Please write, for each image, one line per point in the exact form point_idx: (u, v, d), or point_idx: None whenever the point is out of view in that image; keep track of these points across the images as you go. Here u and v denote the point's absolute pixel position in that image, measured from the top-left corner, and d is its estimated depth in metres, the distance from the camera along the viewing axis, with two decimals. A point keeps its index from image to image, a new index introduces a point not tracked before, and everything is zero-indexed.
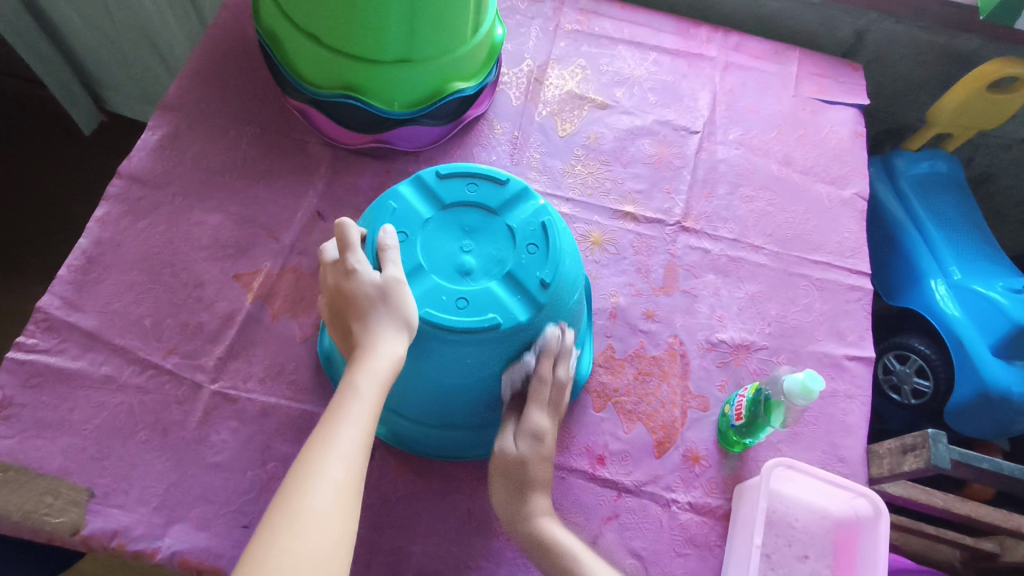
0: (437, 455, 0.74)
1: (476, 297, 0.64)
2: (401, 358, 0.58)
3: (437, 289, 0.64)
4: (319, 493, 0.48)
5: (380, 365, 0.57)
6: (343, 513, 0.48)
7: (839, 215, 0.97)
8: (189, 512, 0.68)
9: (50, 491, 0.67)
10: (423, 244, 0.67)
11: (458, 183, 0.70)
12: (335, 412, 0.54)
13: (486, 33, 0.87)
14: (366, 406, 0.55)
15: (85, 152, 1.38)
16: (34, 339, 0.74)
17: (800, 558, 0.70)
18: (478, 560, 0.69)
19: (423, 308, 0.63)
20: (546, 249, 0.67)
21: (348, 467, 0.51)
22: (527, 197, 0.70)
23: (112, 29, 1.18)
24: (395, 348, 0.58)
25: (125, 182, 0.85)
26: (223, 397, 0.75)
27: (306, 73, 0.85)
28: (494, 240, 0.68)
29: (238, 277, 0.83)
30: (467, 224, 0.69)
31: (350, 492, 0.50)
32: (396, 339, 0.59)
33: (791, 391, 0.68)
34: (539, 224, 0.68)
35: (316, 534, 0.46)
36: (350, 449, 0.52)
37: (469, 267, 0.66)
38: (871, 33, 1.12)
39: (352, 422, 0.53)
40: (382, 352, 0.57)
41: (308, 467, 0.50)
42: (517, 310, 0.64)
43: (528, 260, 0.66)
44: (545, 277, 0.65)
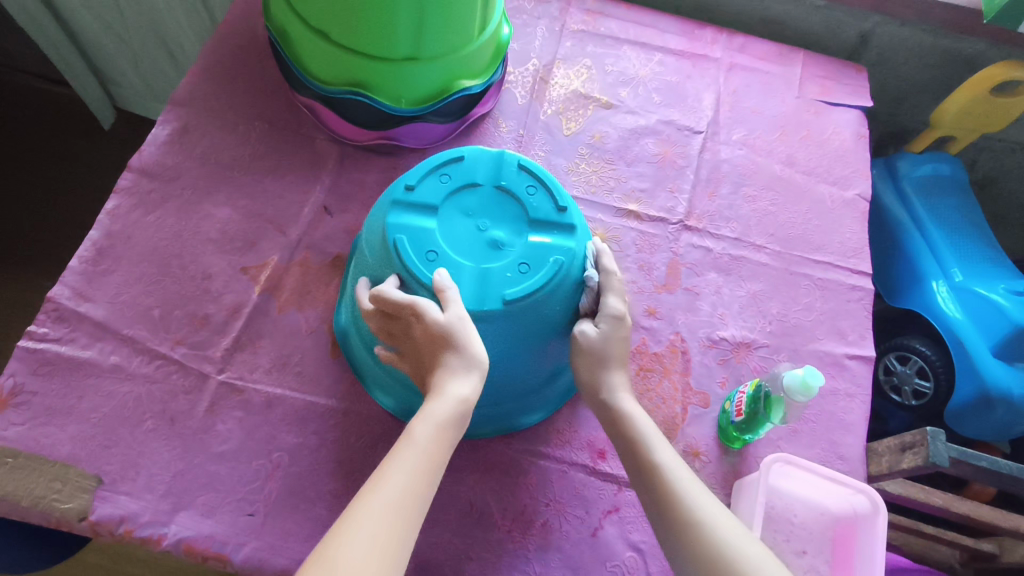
0: None
1: (530, 255, 0.66)
2: (468, 399, 0.59)
3: (498, 270, 0.65)
4: (361, 538, 0.49)
5: (441, 409, 0.58)
6: (386, 559, 0.49)
7: (841, 216, 0.97)
8: (195, 500, 0.69)
9: (59, 477, 0.68)
10: (455, 248, 0.66)
11: (429, 180, 0.69)
12: (386, 463, 0.55)
13: (493, 31, 0.88)
14: (415, 457, 0.55)
15: (97, 146, 1.40)
16: (46, 328, 0.75)
17: (797, 553, 0.70)
18: (480, 552, 0.70)
19: (500, 293, 0.64)
20: (543, 182, 0.70)
21: (396, 513, 0.51)
22: (490, 155, 0.71)
23: (122, 27, 1.19)
24: (461, 391, 0.59)
25: (135, 176, 0.87)
26: (229, 388, 0.76)
27: (315, 70, 0.86)
28: (496, 205, 0.69)
29: (245, 270, 0.84)
30: (467, 207, 0.68)
31: (396, 541, 0.50)
32: (462, 382, 0.59)
33: (791, 387, 0.69)
34: (520, 167, 0.70)
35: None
36: (401, 490, 0.53)
37: (505, 238, 0.67)
38: (875, 36, 1.13)
39: (400, 472, 0.54)
40: (447, 394, 0.58)
41: (354, 514, 0.51)
42: (563, 243, 0.67)
43: (536, 200, 0.69)
44: (557, 203, 0.69)
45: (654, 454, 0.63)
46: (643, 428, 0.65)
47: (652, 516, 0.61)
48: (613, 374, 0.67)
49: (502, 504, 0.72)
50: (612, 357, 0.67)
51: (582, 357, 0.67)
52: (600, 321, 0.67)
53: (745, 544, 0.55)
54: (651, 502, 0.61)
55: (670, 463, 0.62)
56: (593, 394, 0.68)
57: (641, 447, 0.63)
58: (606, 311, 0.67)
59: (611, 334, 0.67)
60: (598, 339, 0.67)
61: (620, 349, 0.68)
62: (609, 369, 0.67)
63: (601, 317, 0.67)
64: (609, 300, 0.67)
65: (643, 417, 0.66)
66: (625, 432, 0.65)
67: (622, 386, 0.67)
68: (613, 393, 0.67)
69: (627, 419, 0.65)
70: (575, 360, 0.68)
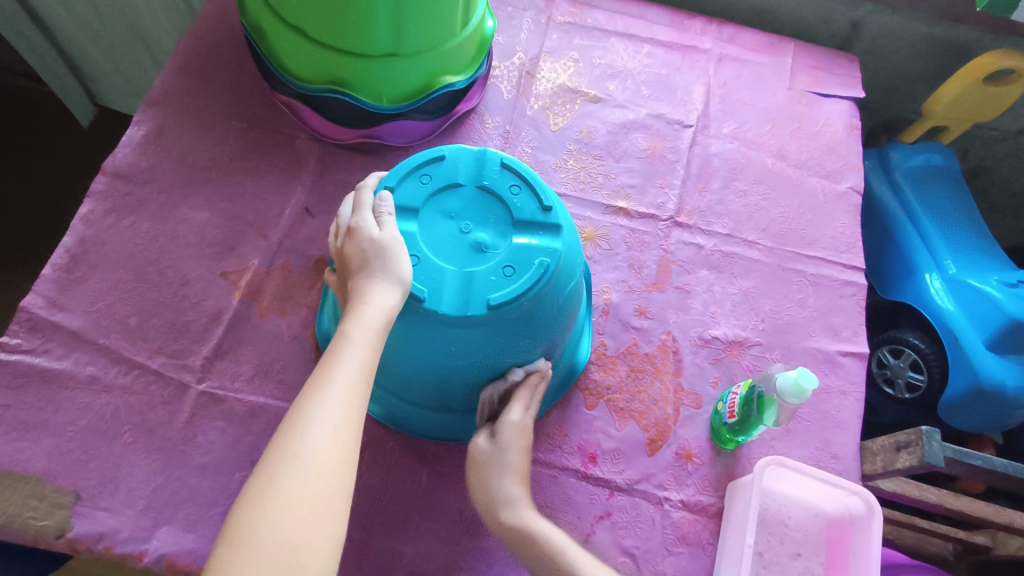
0: (430, 436, 0.74)
1: (515, 258, 0.63)
2: (394, 310, 0.56)
3: (481, 272, 0.62)
4: (314, 438, 0.46)
5: (372, 313, 0.54)
6: (341, 457, 0.47)
7: (833, 210, 0.96)
8: (176, 514, 0.67)
9: (35, 493, 0.66)
10: (436, 250, 0.63)
11: (410, 181, 0.67)
12: (329, 359, 0.52)
13: (476, 26, 0.86)
14: (361, 352, 0.52)
15: (74, 145, 1.36)
16: (19, 339, 0.72)
17: (792, 556, 0.69)
18: (468, 561, 0.68)
19: (484, 297, 0.61)
20: (528, 182, 0.67)
21: (346, 411, 0.49)
22: (474, 154, 0.69)
23: (96, 22, 1.15)
24: (387, 300, 0.56)
25: (110, 179, 0.84)
26: (210, 397, 0.74)
27: (291, 67, 0.84)
28: (479, 207, 0.67)
29: (224, 275, 0.81)
30: (449, 209, 0.66)
31: (348, 437, 0.48)
32: (389, 292, 0.56)
33: (784, 389, 0.67)
34: (504, 167, 0.68)
35: (312, 476, 0.45)
36: (347, 392, 0.49)
37: (488, 241, 0.64)
38: (867, 25, 1.11)
39: (347, 364, 0.51)
40: (373, 303, 0.55)
41: (303, 409, 0.48)
42: (549, 244, 0.65)
43: (521, 201, 0.67)
44: (543, 202, 0.67)
45: (579, 570, 0.61)
46: (560, 544, 0.63)
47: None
48: (509, 487, 0.65)
49: None
50: (509, 466, 0.66)
51: (476, 472, 0.67)
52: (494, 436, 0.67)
53: None
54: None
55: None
56: (500, 514, 0.64)
57: (563, 565, 0.61)
58: (505, 422, 0.67)
59: (506, 442, 0.67)
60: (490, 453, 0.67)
61: (519, 459, 0.67)
62: (506, 480, 0.66)
63: (499, 429, 0.67)
64: (509, 414, 0.67)
65: (554, 531, 0.64)
66: (539, 551, 0.62)
67: (523, 501, 0.65)
68: (517, 510, 0.65)
69: (538, 539, 0.63)
70: (470, 475, 0.68)
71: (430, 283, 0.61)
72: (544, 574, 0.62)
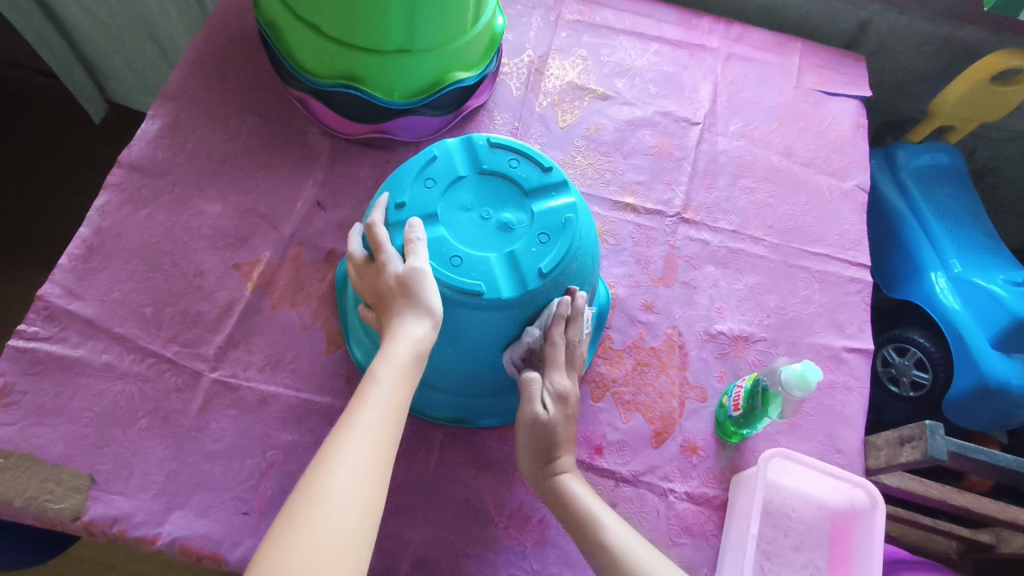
0: (444, 418, 0.75)
1: (546, 224, 0.67)
2: (424, 343, 0.59)
3: (521, 248, 0.65)
4: (340, 475, 0.48)
5: (401, 350, 0.57)
6: (367, 495, 0.48)
7: (840, 208, 0.97)
8: (189, 499, 0.68)
9: (51, 477, 0.67)
10: (472, 244, 0.66)
11: (416, 188, 0.68)
12: (358, 401, 0.54)
13: (486, 22, 0.87)
14: (389, 391, 0.55)
15: (87, 141, 1.38)
16: (36, 327, 0.74)
17: (795, 548, 0.70)
18: (475, 548, 0.69)
19: (535, 268, 0.65)
20: (523, 152, 0.71)
21: (369, 450, 0.50)
22: (468, 145, 0.71)
23: (111, 20, 1.17)
24: (416, 335, 0.58)
25: (125, 171, 0.86)
26: (223, 386, 0.75)
27: (305, 62, 0.85)
28: (489, 191, 0.69)
29: (237, 266, 0.83)
30: (464, 202, 0.68)
31: (374, 476, 0.49)
32: (418, 327, 0.59)
33: (788, 382, 0.68)
34: (497, 147, 0.71)
35: (336, 512, 0.46)
36: (371, 431, 0.51)
37: (515, 219, 0.67)
38: (874, 24, 1.11)
39: (373, 406, 0.53)
40: (403, 339, 0.58)
41: (329, 451, 0.50)
42: (565, 198, 0.69)
43: (525, 172, 0.70)
44: (545, 164, 0.70)
45: (604, 531, 0.62)
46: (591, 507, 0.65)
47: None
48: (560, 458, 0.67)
49: (497, 501, 0.72)
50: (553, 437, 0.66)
51: (529, 440, 0.67)
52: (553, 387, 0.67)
53: None
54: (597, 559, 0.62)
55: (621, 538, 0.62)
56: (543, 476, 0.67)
57: (596, 530, 0.63)
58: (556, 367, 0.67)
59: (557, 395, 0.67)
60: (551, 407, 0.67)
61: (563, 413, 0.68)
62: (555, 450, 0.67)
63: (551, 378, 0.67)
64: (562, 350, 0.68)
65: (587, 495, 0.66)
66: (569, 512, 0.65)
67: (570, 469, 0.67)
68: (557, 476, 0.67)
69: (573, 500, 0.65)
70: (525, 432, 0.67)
71: (483, 275, 0.64)
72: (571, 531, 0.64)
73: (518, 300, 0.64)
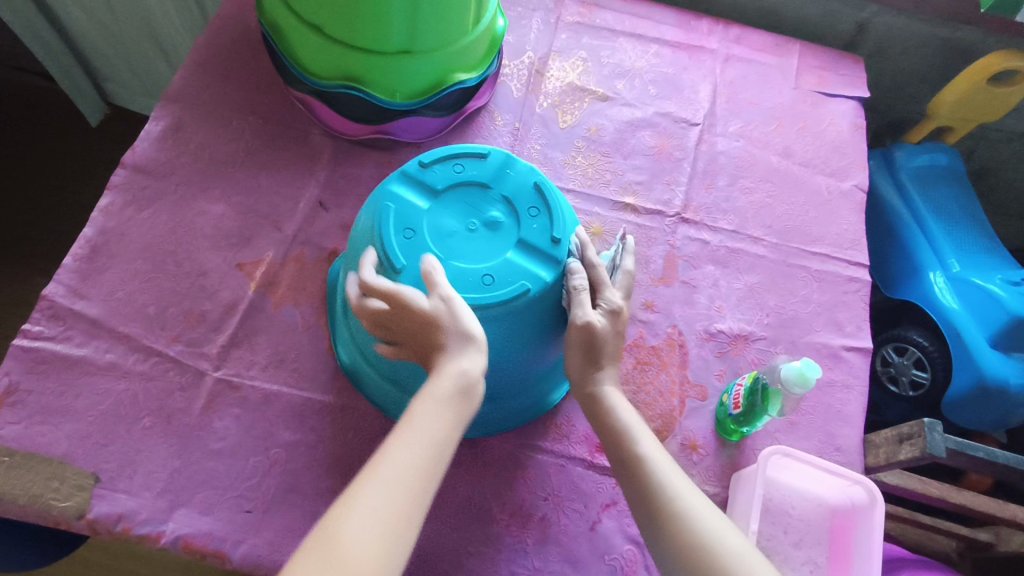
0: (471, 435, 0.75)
1: (525, 201, 0.69)
2: (478, 373, 0.58)
3: (524, 231, 0.67)
4: (404, 461, 0.52)
5: (451, 381, 0.57)
6: (394, 543, 0.48)
7: (839, 207, 0.97)
8: (193, 497, 0.69)
9: (56, 475, 0.68)
10: (484, 252, 0.66)
11: (399, 243, 0.64)
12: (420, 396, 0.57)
13: (487, 24, 0.88)
14: (427, 429, 0.55)
15: (89, 143, 1.39)
16: (41, 326, 0.75)
17: (795, 544, 0.70)
18: (478, 546, 0.70)
19: (548, 239, 0.67)
20: (456, 156, 0.71)
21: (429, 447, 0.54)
22: (408, 177, 0.69)
23: (113, 23, 1.18)
24: (468, 368, 0.58)
25: (129, 172, 0.86)
26: (226, 385, 0.76)
27: (307, 63, 0.86)
28: (459, 203, 0.69)
29: (240, 266, 0.83)
30: (448, 226, 0.67)
31: (430, 471, 0.53)
32: (470, 361, 0.58)
33: (788, 379, 0.69)
34: (433, 163, 0.70)
35: (358, 557, 0.47)
36: (433, 431, 0.55)
37: (501, 212, 0.68)
38: (872, 26, 1.12)
39: (409, 445, 0.53)
40: (454, 374, 0.57)
41: (361, 488, 0.50)
42: (523, 172, 0.71)
43: (469, 171, 0.70)
44: (481, 154, 0.71)
45: (641, 447, 0.62)
46: (627, 420, 0.64)
47: (632, 503, 0.60)
48: (604, 372, 0.66)
49: (499, 499, 0.72)
50: (607, 353, 0.66)
51: (579, 344, 0.65)
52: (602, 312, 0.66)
53: (710, 519, 0.56)
54: (628, 479, 0.61)
55: (656, 457, 0.61)
56: (585, 387, 0.66)
57: (629, 440, 0.62)
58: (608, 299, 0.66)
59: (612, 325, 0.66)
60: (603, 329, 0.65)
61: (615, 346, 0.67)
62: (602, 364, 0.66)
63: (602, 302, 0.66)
64: (605, 294, 0.66)
65: (627, 409, 0.65)
66: (607, 426, 0.64)
67: (612, 380, 0.66)
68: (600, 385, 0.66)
69: (610, 412, 0.64)
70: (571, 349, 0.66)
71: (518, 275, 0.65)
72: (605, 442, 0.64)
73: (554, 282, 0.66)
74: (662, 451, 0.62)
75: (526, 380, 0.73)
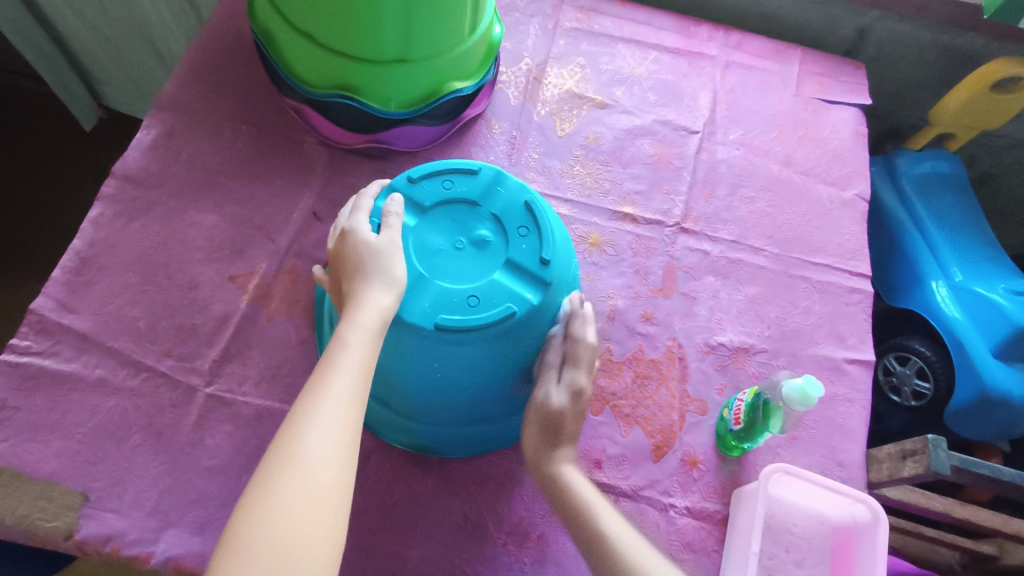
0: (462, 454, 0.74)
1: (515, 220, 0.68)
2: (388, 311, 0.57)
3: (513, 251, 0.66)
4: (314, 437, 0.47)
5: (368, 317, 0.56)
6: (343, 463, 0.47)
7: (840, 217, 0.96)
8: (183, 517, 0.68)
9: (44, 495, 0.66)
10: (469, 272, 0.64)
11: None
12: (326, 363, 0.52)
13: (484, 31, 0.86)
14: (357, 352, 0.53)
15: (83, 148, 1.38)
16: (29, 341, 0.73)
17: (797, 564, 0.69)
18: (474, 566, 0.68)
19: (536, 259, 0.65)
20: (446, 171, 0.69)
21: (343, 414, 0.49)
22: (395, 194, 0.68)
23: (107, 27, 1.16)
24: (381, 303, 0.57)
25: (119, 182, 0.85)
26: (218, 401, 0.74)
27: (301, 72, 0.84)
28: (448, 219, 0.67)
29: (233, 278, 0.82)
30: (434, 244, 0.65)
31: (346, 441, 0.48)
32: (383, 296, 0.58)
33: (790, 397, 0.67)
34: (422, 177, 0.69)
35: (312, 477, 0.45)
36: (346, 398, 0.50)
37: (489, 230, 0.67)
38: (873, 32, 1.11)
39: (344, 369, 0.52)
40: (368, 308, 0.56)
41: (301, 413, 0.49)
42: (514, 189, 0.69)
43: (458, 186, 0.69)
44: (471, 168, 0.70)
45: (601, 523, 0.59)
46: (584, 495, 0.61)
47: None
48: (562, 449, 0.64)
49: (496, 517, 0.71)
50: (562, 433, 0.64)
51: (538, 422, 0.64)
52: (562, 389, 0.64)
53: None
54: (593, 557, 0.58)
55: (616, 530, 0.59)
56: (542, 466, 0.64)
57: (590, 518, 0.60)
58: (567, 381, 0.64)
59: (570, 407, 0.64)
60: (557, 406, 0.63)
61: (575, 428, 0.65)
62: (561, 444, 0.64)
63: (563, 381, 0.64)
64: (570, 372, 0.64)
65: (583, 483, 0.63)
66: (566, 502, 0.61)
67: (569, 460, 0.64)
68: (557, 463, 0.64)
69: (568, 489, 0.62)
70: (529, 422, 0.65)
71: (504, 297, 0.63)
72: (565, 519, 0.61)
73: (542, 305, 0.65)
74: (626, 527, 0.60)
75: (518, 398, 0.71)
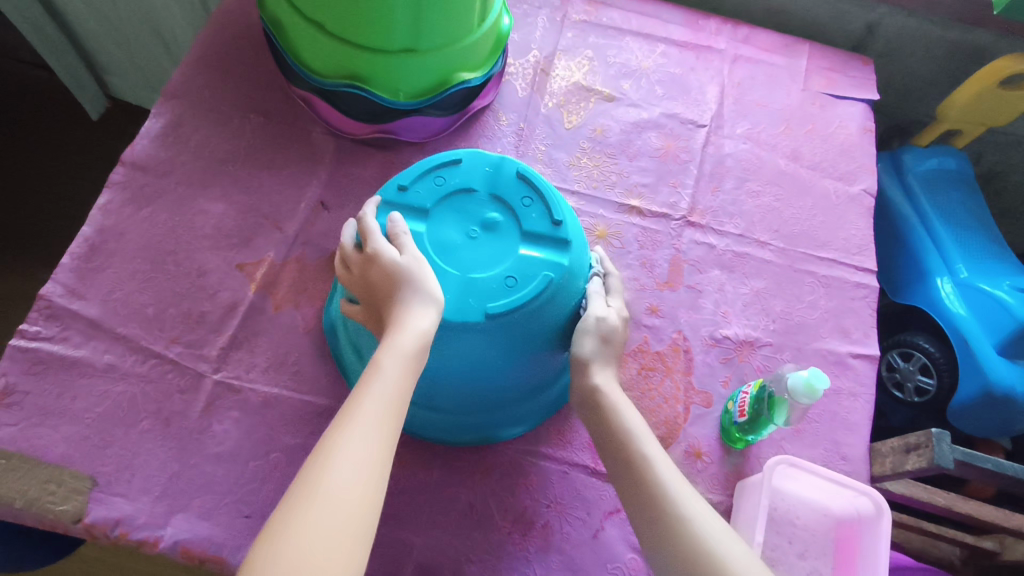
0: (478, 442, 0.74)
1: (514, 194, 0.68)
2: (429, 332, 0.57)
3: (526, 223, 0.67)
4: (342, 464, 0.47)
5: (406, 340, 0.56)
6: (373, 490, 0.47)
7: (847, 211, 0.96)
8: (191, 502, 0.68)
9: (53, 478, 0.67)
10: (493, 254, 0.65)
11: None
12: (360, 390, 0.53)
13: (493, 22, 0.87)
14: (393, 383, 0.54)
15: (90, 137, 1.38)
16: (38, 327, 0.74)
17: (800, 555, 0.70)
18: (480, 554, 0.69)
19: (547, 224, 0.67)
20: (431, 170, 0.69)
21: (374, 442, 0.49)
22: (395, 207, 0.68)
23: (114, 16, 1.16)
24: (422, 325, 0.57)
25: (128, 170, 0.85)
26: (226, 387, 0.75)
27: (309, 61, 0.84)
28: (453, 212, 0.68)
29: (241, 267, 0.82)
30: (451, 238, 0.66)
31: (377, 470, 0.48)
32: (423, 316, 0.58)
33: (796, 389, 0.68)
34: (411, 181, 0.69)
35: (338, 500, 0.45)
36: (377, 428, 0.50)
37: (497, 213, 0.67)
38: (882, 27, 1.11)
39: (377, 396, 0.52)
40: (407, 330, 0.57)
41: (333, 438, 0.49)
42: (505, 168, 0.70)
43: (448, 181, 0.69)
44: (455, 159, 0.70)
45: (642, 447, 0.60)
46: (626, 421, 0.62)
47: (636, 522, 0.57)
48: (601, 371, 0.66)
49: (501, 506, 0.72)
50: (614, 343, 0.68)
51: (598, 333, 0.66)
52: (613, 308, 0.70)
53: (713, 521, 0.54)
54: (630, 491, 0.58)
55: (658, 460, 0.59)
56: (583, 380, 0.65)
57: (631, 441, 0.60)
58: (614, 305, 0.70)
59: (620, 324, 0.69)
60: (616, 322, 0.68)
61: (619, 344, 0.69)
62: (609, 363, 0.67)
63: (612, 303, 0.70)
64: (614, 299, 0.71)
65: (628, 408, 0.63)
66: (610, 430, 0.62)
67: (610, 376, 0.66)
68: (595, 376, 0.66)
69: (615, 409, 0.63)
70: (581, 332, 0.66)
71: (535, 271, 0.64)
72: (606, 448, 0.62)
73: (570, 267, 0.67)
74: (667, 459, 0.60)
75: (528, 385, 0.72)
